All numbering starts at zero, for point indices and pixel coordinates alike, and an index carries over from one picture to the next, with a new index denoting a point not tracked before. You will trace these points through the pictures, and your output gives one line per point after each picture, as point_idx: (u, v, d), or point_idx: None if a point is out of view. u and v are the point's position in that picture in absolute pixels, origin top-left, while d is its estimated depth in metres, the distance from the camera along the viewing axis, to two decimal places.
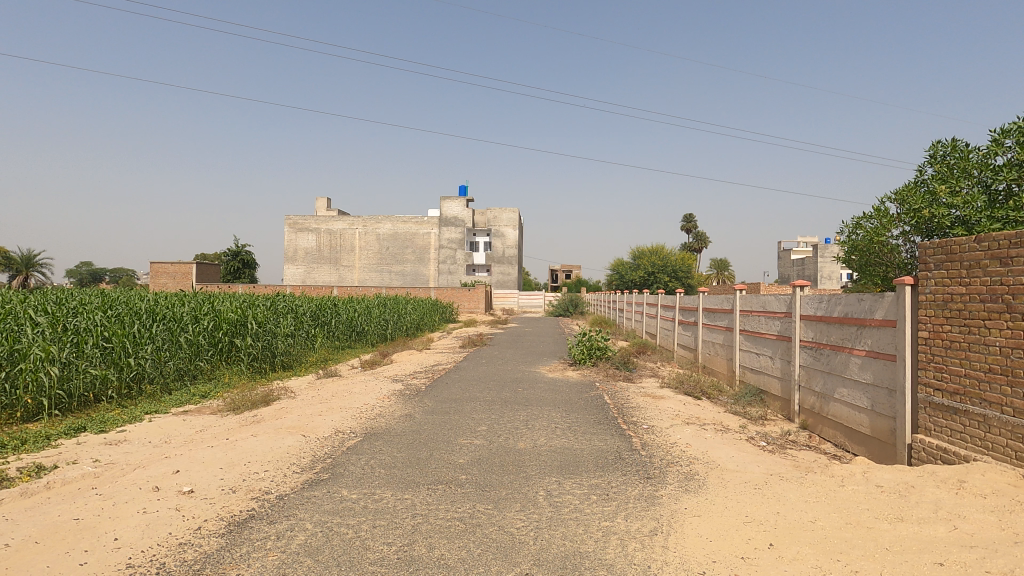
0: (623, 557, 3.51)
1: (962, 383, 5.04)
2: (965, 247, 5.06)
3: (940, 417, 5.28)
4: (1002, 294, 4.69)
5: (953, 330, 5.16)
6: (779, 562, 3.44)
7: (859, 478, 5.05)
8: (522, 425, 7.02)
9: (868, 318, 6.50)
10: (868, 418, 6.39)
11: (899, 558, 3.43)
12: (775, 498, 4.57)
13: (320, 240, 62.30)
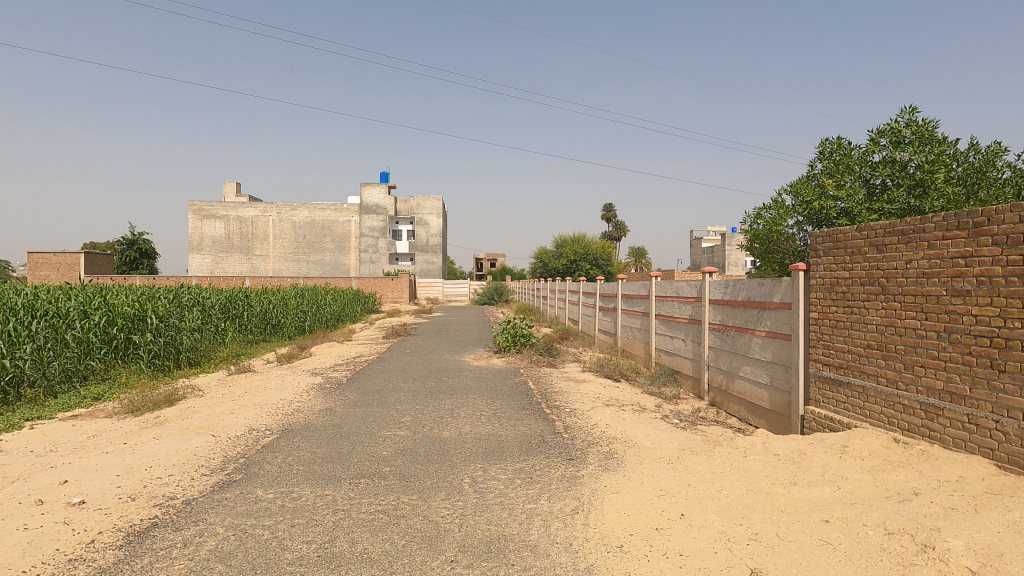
0: (546, 537, 3.60)
1: (845, 358, 5.61)
2: (849, 236, 5.61)
3: (827, 390, 5.86)
4: (878, 277, 5.24)
5: (838, 311, 5.72)
6: (690, 530, 3.68)
7: (760, 448, 5.49)
8: (446, 415, 6.98)
9: (768, 301, 7.03)
10: (768, 393, 6.96)
11: (792, 518, 3.78)
12: (687, 471, 4.88)
13: (230, 228, 58.55)
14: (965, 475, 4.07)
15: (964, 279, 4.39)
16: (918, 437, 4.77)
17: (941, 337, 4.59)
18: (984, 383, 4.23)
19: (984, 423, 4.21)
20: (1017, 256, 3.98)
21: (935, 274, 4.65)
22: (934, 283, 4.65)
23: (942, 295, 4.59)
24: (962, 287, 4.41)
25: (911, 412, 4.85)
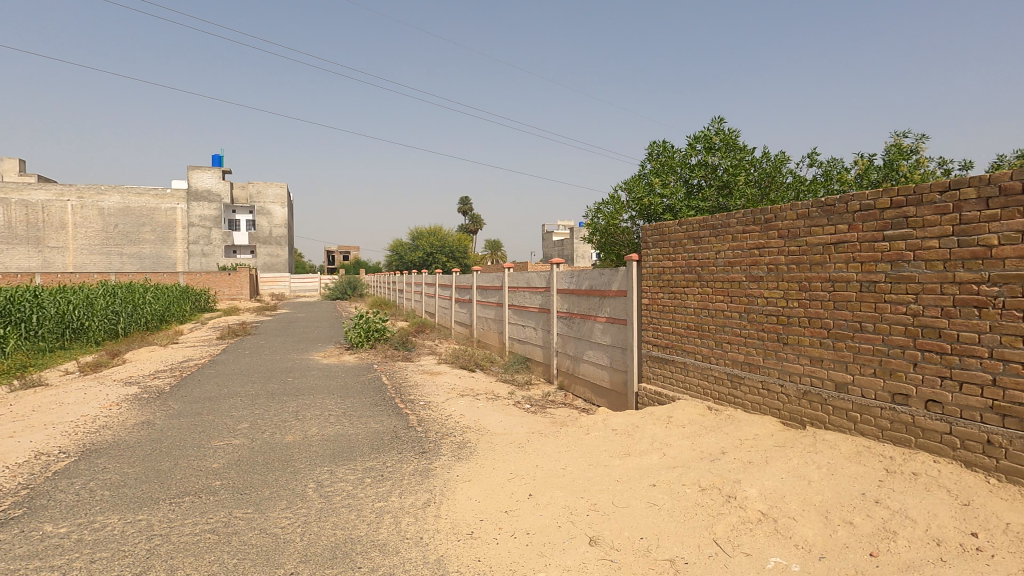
0: (396, 534, 3.52)
1: (670, 338, 6.31)
2: (672, 229, 6.27)
3: (657, 367, 6.54)
4: (695, 266, 5.94)
5: (665, 297, 6.39)
6: (536, 508, 3.85)
7: (600, 425, 5.95)
8: (290, 417, 6.49)
9: (608, 289, 7.61)
10: (608, 374, 7.56)
11: (625, 486, 4.15)
12: (535, 453, 5.11)
13: (11, 214, 48.38)
14: (759, 433, 4.82)
15: (758, 267, 5.16)
16: (726, 403, 5.54)
17: (742, 317, 5.35)
18: (773, 354, 5.03)
19: (773, 388, 5.02)
20: (796, 247, 4.76)
21: (738, 263, 5.39)
22: (737, 271, 5.40)
23: (743, 281, 5.34)
24: (757, 273, 5.17)
25: (721, 382, 5.61)
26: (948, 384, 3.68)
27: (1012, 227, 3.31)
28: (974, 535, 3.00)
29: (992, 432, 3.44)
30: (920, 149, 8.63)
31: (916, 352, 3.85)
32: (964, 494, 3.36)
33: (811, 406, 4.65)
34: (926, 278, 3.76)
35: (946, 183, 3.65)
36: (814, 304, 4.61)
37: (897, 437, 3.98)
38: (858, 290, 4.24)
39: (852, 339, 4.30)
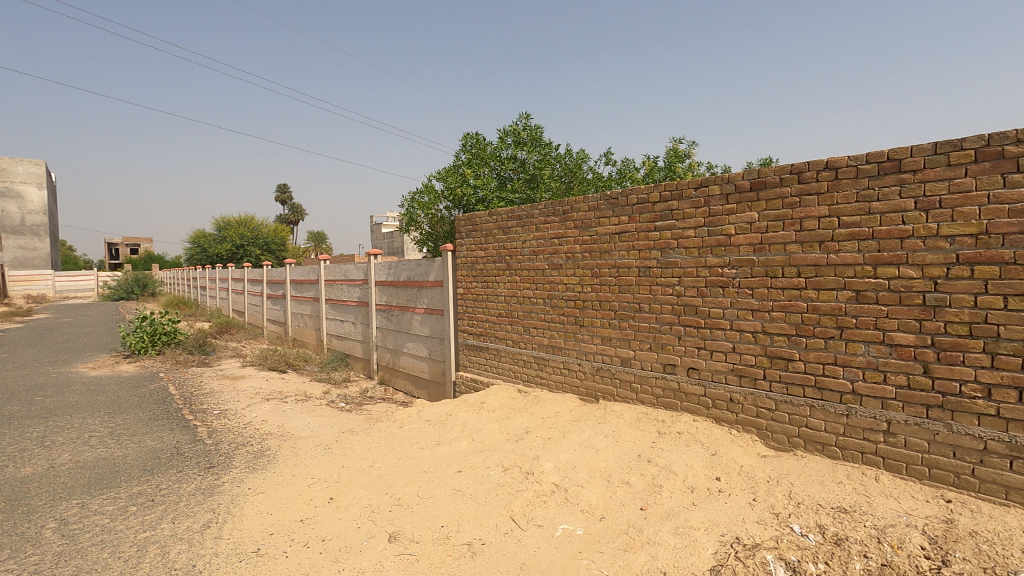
0: (161, 567, 3.03)
1: (484, 326, 6.48)
2: (483, 220, 6.38)
3: (472, 355, 6.68)
4: (504, 255, 6.13)
5: (479, 286, 6.51)
6: (336, 512, 3.62)
7: (414, 417, 5.88)
8: (31, 445, 5.27)
9: (425, 280, 7.53)
10: (427, 365, 7.53)
11: (432, 475, 4.15)
12: (343, 453, 4.85)
13: None
14: (560, 410, 5.19)
15: (559, 256, 5.48)
16: (534, 385, 5.86)
17: (546, 303, 5.66)
18: (572, 336, 5.41)
19: (573, 367, 5.41)
20: (589, 237, 5.16)
21: (542, 252, 5.67)
22: (541, 259, 5.68)
23: (546, 268, 5.65)
24: (557, 261, 5.50)
25: (529, 365, 5.91)
26: (702, 353, 4.30)
27: (744, 219, 3.96)
28: (717, 479, 3.64)
29: (733, 391, 4.12)
30: (693, 153, 10.05)
31: (679, 327, 4.44)
32: (712, 445, 4.03)
33: (602, 380, 5.12)
34: (687, 262, 4.34)
35: (700, 181, 4.23)
36: (603, 288, 5.04)
37: (667, 402, 4.57)
38: (636, 275, 4.74)
39: (633, 318, 4.80)
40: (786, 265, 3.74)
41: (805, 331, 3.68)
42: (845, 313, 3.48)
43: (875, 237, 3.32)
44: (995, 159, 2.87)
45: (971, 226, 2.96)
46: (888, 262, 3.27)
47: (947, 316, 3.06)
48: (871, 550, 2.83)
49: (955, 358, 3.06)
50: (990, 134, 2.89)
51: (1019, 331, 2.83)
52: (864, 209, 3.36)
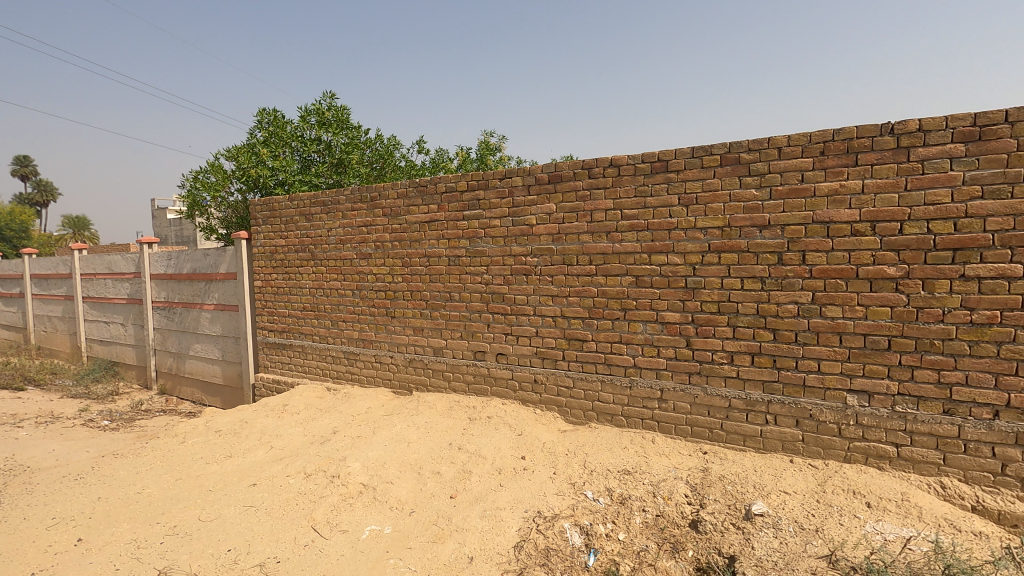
0: None
1: (286, 322, 5.91)
2: (283, 205, 5.75)
3: (273, 354, 6.07)
4: (308, 244, 5.61)
5: (279, 278, 5.90)
6: (85, 556, 2.99)
7: (201, 428, 5.13)
8: None
9: (213, 272, 6.56)
10: (220, 368, 6.64)
11: (219, 494, 3.69)
12: (101, 481, 4.02)
13: None
14: (371, 406, 4.98)
15: (367, 245, 5.20)
16: (344, 381, 5.53)
17: (354, 294, 5.35)
18: (383, 328, 5.20)
19: (384, 360, 5.22)
20: (398, 225, 4.97)
21: (348, 240, 5.32)
22: (348, 248, 5.33)
23: (354, 258, 5.31)
24: (366, 251, 5.21)
25: (338, 361, 5.56)
26: (509, 339, 4.46)
27: (544, 210, 4.17)
28: (522, 457, 3.82)
29: (536, 372, 4.35)
30: (502, 147, 10.41)
31: (488, 314, 4.53)
32: (518, 426, 4.21)
33: (415, 371, 5.03)
34: (493, 251, 4.44)
35: (505, 172, 4.34)
36: (414, 278, 4.92)
37: (478, 388, 4.66)
38: (446, 264, 4.71)
39: (444, 307, 4.78)
40: (580, 253, 4.04)
41: (596, 313, 4.03)
42: (627, 296, 3.88)
43: (649, 228, 3.75)
44: (734, 164, 3.43)
45: (718, 220, 3.50)
46: (659, 251, 3.72)
47: (702, 296, 3.60)
48: (648, 504, 3.21)
49: (708, 331, 3.61)
50: (731, 142, 3.43)
51: (750, 307, 3.45)
52: (641, 204, 3.77)
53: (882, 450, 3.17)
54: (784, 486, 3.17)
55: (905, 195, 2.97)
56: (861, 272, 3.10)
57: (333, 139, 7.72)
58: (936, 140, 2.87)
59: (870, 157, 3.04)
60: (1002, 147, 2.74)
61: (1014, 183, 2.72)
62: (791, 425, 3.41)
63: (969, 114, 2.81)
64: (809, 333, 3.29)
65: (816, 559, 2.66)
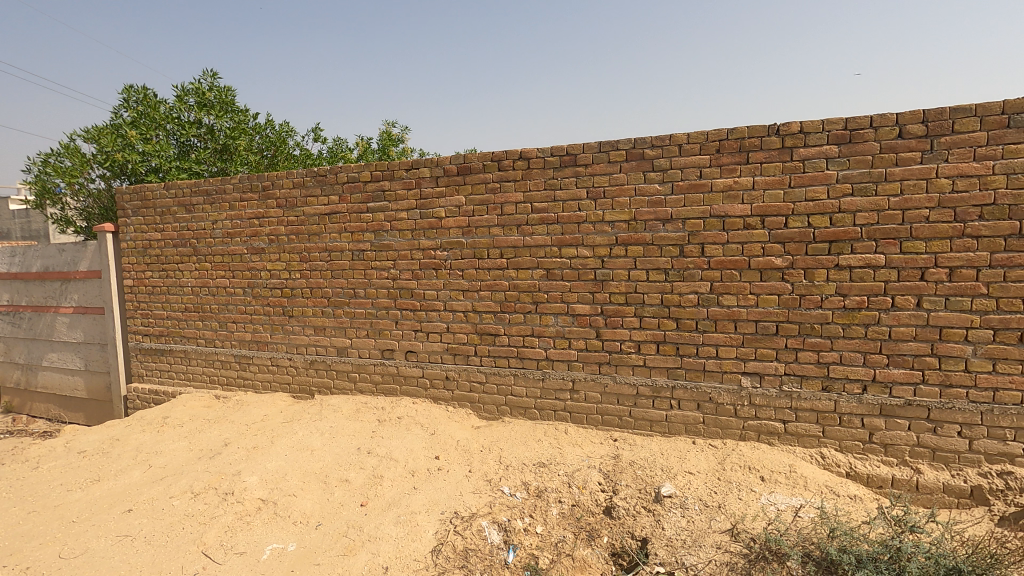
0: None
1: (165, 325, 5.30)
2: (157, 194, 5.12)
3: (150, 361, 5.42)
4: (189, 239, 5.05)
5: (155, 276, 5.26)
6: None
7: (59, 451, 4.46)
8: None
9: (71, 271, 5.71)
10: (83, 380, 5.83)
11: (84, 526, 3.24)
12: None
13: None
14: (268, 413, 4.60)
15: (259, 239, 4.77)
16: (236, 388, 5.07)
17: (245, 293, 4.90)
18: (279, 329, 4.81)
19: (282, 362, 4.84)
20: (294, 217, 4.61)
21: (237, 234, 4.85)
22: (237, 243, 4.87)
23: (244, 253, 4.85)
24: (258, 245, 4.78)
25: (228, 366, 5.07)
26: (419, 336, 4.30)
27: (453, 202, 4.06)
28: (436, 458, 3.70)
29: (448, 369, 4.24)
30: (405, 138, 10.09)
31: (396, 311, 4.34)
32: (431, 425, 4.09)
33: (317, 374, 4.71)
34: (401, 245, 4.26)
35: (411, 162, 4.16)
36: (314, 274, 4.60)
37: (387, 388, 4.46)
38: (350, 259, 4.44)
39: (348, 305, 4.51)
40: (490, 247, 3.99)
41: (508, 307, 3.99)
42: (539, 289, 3.89)
43: (559, 221, 3.77)
44: (638, 159, 3.53)
45: (625, 214, 3.60)
46: (569, 244, 3.76)
47: (611, 288, 3.69)
48: (563, 494, 3.24)
49: (617, 322, 3.71)
50: (636, 138, 3.53)
51: (656, 298, 3.59)
52: (551, 197, 3.78)
53: (772, 427, 3.44)
54: (688, 467, 3.34)
55: (789, 191, 3.22)
56: (753, 263, 3.33)
57: (215, 122, 7.02)
58: (815, 141, 3.14)
59: (760, 156, 3.27)
60: (868, 149, 3.05)
61: (878, 182, 3.04)
62: (693, 408, 3.61)
63: (842, 118, 3.10)
64: (708, 321, 3.49)
65: (720, 533, 2.83)
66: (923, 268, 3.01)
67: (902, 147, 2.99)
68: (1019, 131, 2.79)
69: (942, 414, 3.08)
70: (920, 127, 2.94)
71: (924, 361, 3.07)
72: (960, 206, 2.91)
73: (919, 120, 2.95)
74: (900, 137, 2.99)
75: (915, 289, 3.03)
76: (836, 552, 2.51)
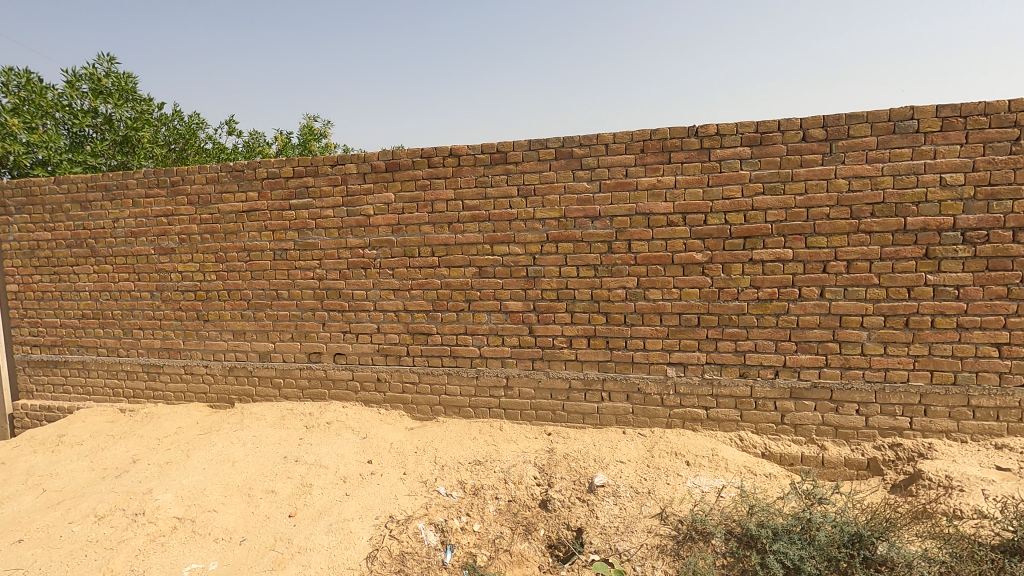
0: None
1: (58, 334, 4.80)
2: (45, 189, 4.62)
3: (41, 375, 4.89)
4: (86, 239, 4.60)
5: (44, 280, 4.75)
6: None
7: None
8: None
9: None
10: None
11: None
12: None
13: None
14: (182, 425, 4.28)
15: (168, 238, 4.43)
16: (144, 400, 4.68)
17: (154, 297, 4.53)
18: (193, 335, 4.49)
19: (197, 370, 4.52)
20: (208, 215, 4.32)
21: (142, 233, 4.48)
22: (142, 242, 4.49)
23: (152, 254, 4.48)
24: (167, 245, 4.44)
25: (134, 377, 4.68)
26: (347, 337, 4.16)
27: (381, 200, 3.96)
28: (368, 462, 3.60)
29: (380, 371, 4.13)
30: (328, 133, 9.70)
31: (323, 312, 4.18)
32: (363, 429, 3.97)
33: (237, 381, 4.45)
34: (326, 244, 4.10)
35: (337, 158, 4.01)
36: (231, 276, 4.33)
37: (314, 393, 4.29)
38: (271, 259, 4.22)
39: (270, 307, 4.28)
40: (421, 245, 3.92)
41: (440, 306, 3.95)
42: (471, 287, 3.87)
43: (491, 219, 3.78)
44: (567, 158, 3.60)
45: (555, 211, 3.65)
46: (500, 241, 3.77)
47: (542, 284, 3.74)
48: (499, 491, 3.26)
49: (549, 318, 3.77)
50: (565, 137, 3.59)
51: (586, 293, 3.67)
52: (482, 194, 3.78)
53: (695, 414, 3.62)
54: (619, 456, 3.45)
55: (708, 190, 3.40)
56: (676, 258, 3.49)
57: (114, 111, 6.43)
58: (730, 143, 3.34)
59: (681, 156, 3.42)
60: (777, 151, 3.27)
61: (786, 182, 3.27)
62: (623, 399, 3.73)
63: (753, 122, 3.31)
64: (635, 314, 3.62)
65: (650, 518, 2.95)
66: (825, 262, 3.27)
67: (806, 150, 3.23)
68: (903, 136, 3.10)
69: (843, 394, 3.37)
70: (821, 131, 3.20)
71: (827, 346, 3.35)
72: (855, 205, 3.19)
73: (820, 125, 3.20)
74: (804, 140, 3.23)
75: (819, 280, 3.29)
76: (755, 527, 2.69)
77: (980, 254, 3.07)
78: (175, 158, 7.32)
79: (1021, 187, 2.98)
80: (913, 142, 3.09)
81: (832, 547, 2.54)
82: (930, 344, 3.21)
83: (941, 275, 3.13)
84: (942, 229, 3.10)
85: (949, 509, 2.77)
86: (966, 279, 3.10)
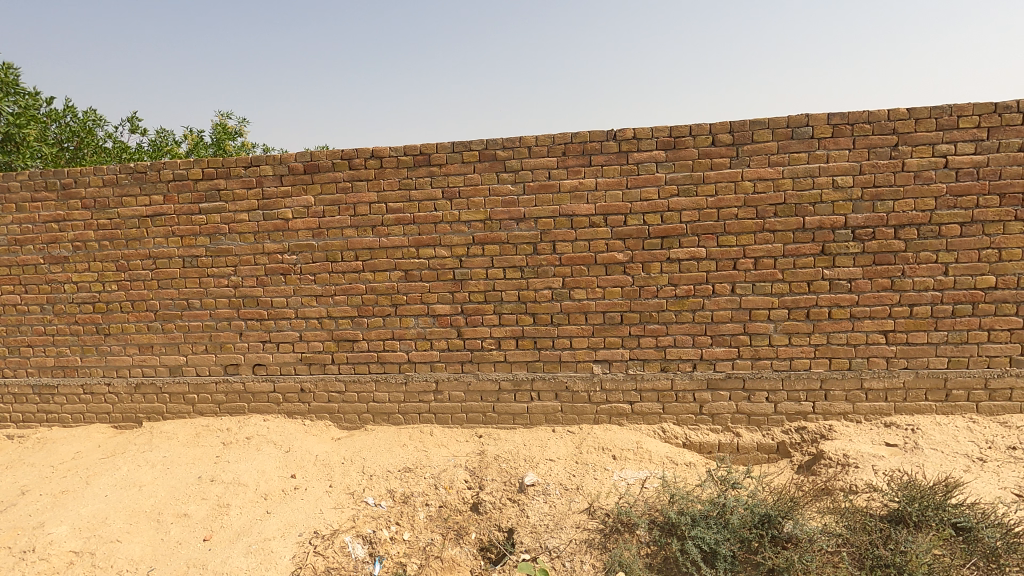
0: None
1: None
2: None
3: None
4: None
5: None
6: None
7: None
8: None
9: None
10: None
11: None
12: None
13: None
14: (82, 449, 3.94)
15: (60, 246, 4.05)
16: (36, 424, 4.26)
17: (45, 311, 4.13)
18: (93, 350, 4.13)
19: (98, 389, 4.17)
20: (107, 220, 3.98)
21: (28, 241, 4.06)
22: (28, 251, 4.07)
23: (41, 263, 4.08)
24: (59, 253, 4.05)
25: (24, 399, 4.25)
26: (267, 347, 3.97)
27: (300, 203, 3.81)
28: (292, 476, 3.45)
29: (303, 381, 3.97)
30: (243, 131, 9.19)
31: (240, 322, 3.96)
32: (285, 442, 3.80)
33: (145, 399, 4.14)
34: (241, 250, 3.89)
35: (250, 159, 3.82)
36: (135, 285, 4.02)
37: (232, 407, 4.06)
38: (180, 266, 3.95)
39: (180, 318, 4.01)
40: (344, 249, 3.80)
41: (365, 311, 3.85)
42: (397, 291, 3.80)
43: (415, 222, 3.72)
44: (491, 160, 3.61)
45: (480, 213, 3.66)
46: (426, 244, 3.73)
47: (469, 287, 3.73)
48: (430, 497, 3.22)
49: (477, 320, 3.76)
50: (488, 139, 3.60)
51: (513, 294, 3.70)
52: (406, 197, 3.71)
53: (620, 408, 3.73)
54: (549, 454, 3.51)
55: (627, 192, 3.51)
56: (599, 258, 3.59)
57: None
58: (647, 147, 3.47)
59: (600, 159, 3.52)
60: (689, 155, 3.43)
61: (698, 184, 3.44)
62: (551, 398, 3.79)
63: (667, 127, 3.45)
64: (561, 314, 3.68)
65: (579, 513, 3.01)
66: (735, 259, 3.47)
67: (715, 154, 3.41)
68: (800, 142, 3.34)
69: (754, 383, 3.59)
70: (728, 136, 3.39)
71: (739, 339, 3.55)
72: (760, 205, 3.40)
73: (727, 130, 3.39)
74: (713, 145, 3.41)
75: (730, 277, 3.49)
76: (675, 515, 2.81)
77: (868, 249, 3.36)
78: (68, 157, 6.71)
79: (900, 189, 3.29)
80: (809, 147, 3.34)
81: (745, 529, 2.70)
82: (828, 333, 3.47)
83: (835, 269, 3.40)
84: (835, 227, 3.37)
85: (846, 485, 3.02)
86: (856, 273, 3.39)
